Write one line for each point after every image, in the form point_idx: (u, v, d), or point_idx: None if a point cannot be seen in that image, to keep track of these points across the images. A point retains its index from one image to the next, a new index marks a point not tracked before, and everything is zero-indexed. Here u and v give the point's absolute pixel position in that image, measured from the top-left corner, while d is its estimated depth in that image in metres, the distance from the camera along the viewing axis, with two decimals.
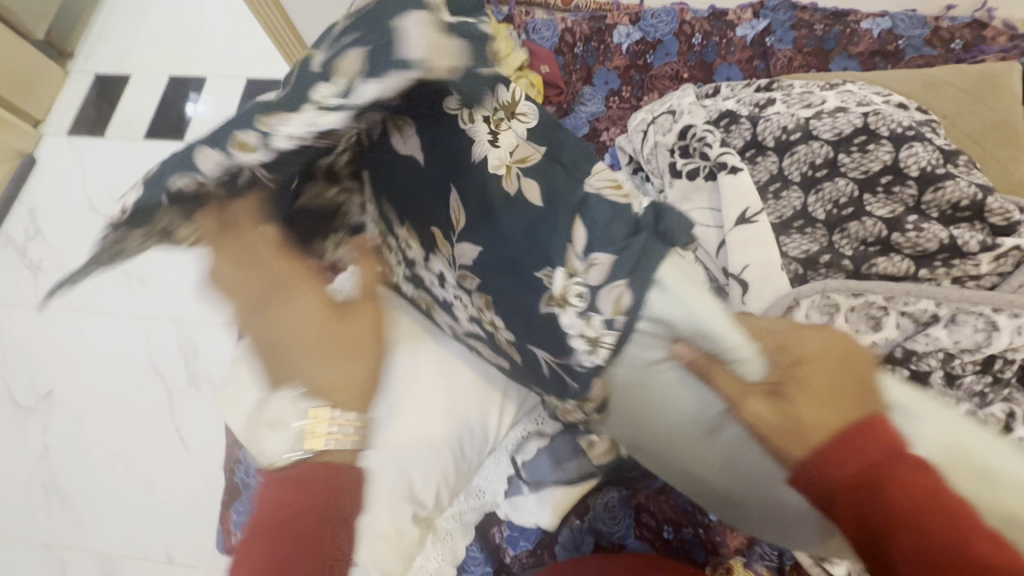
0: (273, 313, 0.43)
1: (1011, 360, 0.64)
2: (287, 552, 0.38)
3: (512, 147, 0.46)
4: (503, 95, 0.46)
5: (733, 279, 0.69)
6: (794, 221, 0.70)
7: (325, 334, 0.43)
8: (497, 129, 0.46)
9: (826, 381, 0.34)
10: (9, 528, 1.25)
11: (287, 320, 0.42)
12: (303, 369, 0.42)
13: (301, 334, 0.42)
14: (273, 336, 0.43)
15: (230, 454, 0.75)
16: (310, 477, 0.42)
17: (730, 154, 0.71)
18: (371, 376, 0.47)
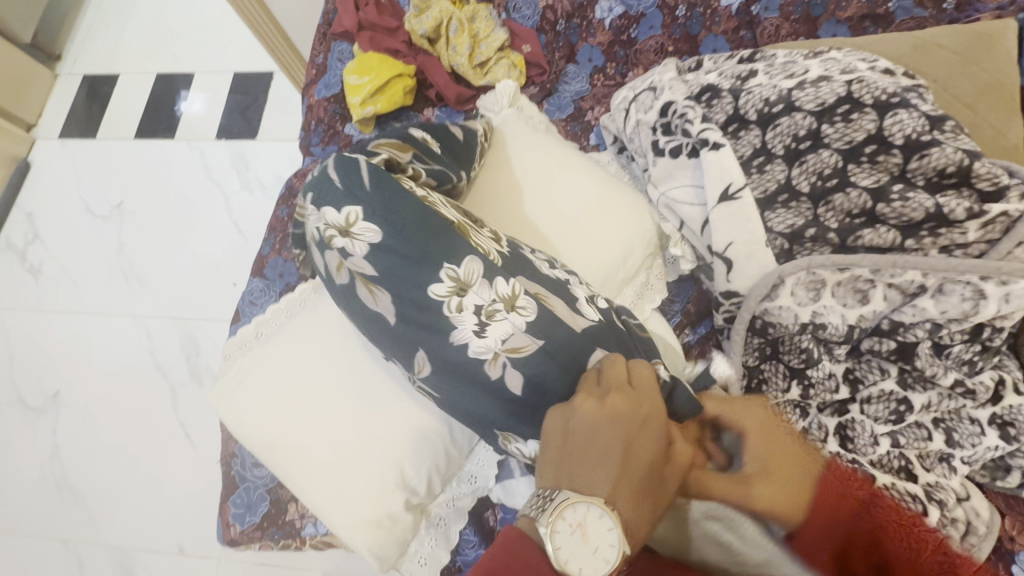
0: (631, 437, 0.44)
1: (1001, 327, 0.62)
2: None
3: (507, 337, 0.53)
4: (501, 287, 0.54)
5: (717, 257, 0.70)
6: (778, 195, 0.68)
7: (661, 466, 0.45)
8: (490, 320, 0.54)
9: (780, 443, 0.48)
10: (26, 526, 1.29)
11: (644, 451, 0.44)
12: (626, 493, 0.42)
13: (649, 468, 0.43)
14: (587, 449, 0.44)
15: (227, 448, 0.77)
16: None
17: (712, 130, 0.70)
18: (631, 483, 0.43)
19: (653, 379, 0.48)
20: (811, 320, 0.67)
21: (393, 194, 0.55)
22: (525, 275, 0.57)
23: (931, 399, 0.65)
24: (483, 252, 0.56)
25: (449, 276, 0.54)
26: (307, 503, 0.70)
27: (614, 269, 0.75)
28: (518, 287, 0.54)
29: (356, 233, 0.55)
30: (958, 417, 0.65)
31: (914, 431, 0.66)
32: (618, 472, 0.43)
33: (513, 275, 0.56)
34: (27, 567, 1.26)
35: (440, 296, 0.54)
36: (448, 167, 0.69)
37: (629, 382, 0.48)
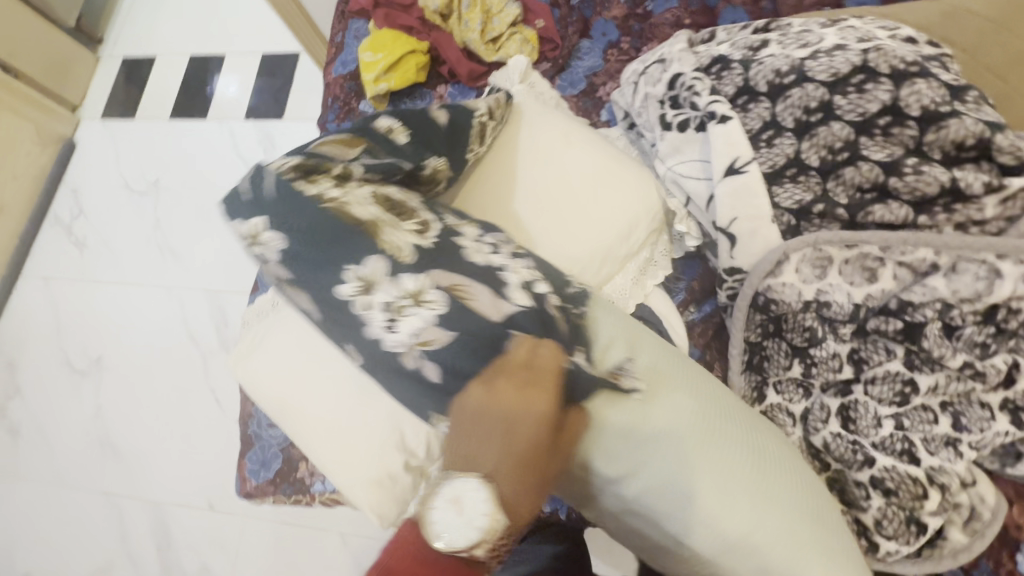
0: (514, 418, 0.42)
1: (1019, 309, 0.59)
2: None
3: (417, 330, 0.49)
4: (406, 282, 0.51)
5: (721, 233, 0.70)
6: (786, 169, 0.66)
7: (548, 448, 0.43)
8: (396, 316, 0.50)
9: None
10: (73, 481, 1.39)
11: (533, 434, 0.42)
12: (511, 471, 0.41)
13: (534, 451, 0.42)
14: (471, 429, 0.42)
15: (245, 409, 0.81)
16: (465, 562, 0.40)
17: (720, 102, 0.69)
18: (517, 462, 0.41)
19: (553, 359, 0.46)
20: (815, 297, 0.66)
21: (295, 201, 0.53)
22: (444, 271, 0.52)
23: (940, 380, 0.63)
24: (390, 249, 0.52)
25: (349, 276, 0.51)
26: (316, 462, 0.74)
27: (617, 244, 0.75)
28: (423, 280, 0.51)
29: (264, 248, 0.54)
30: (968, 401, 0.64)
31: (920, 414, 0.64)
32: (501, 451, 0.41)
33: (425, 269, 0.52)
34: (74, 517, 1.37)
35: (348, 296, 0.51)
36: (404, 158, 0.65)
37: (528, 364, 0.44)
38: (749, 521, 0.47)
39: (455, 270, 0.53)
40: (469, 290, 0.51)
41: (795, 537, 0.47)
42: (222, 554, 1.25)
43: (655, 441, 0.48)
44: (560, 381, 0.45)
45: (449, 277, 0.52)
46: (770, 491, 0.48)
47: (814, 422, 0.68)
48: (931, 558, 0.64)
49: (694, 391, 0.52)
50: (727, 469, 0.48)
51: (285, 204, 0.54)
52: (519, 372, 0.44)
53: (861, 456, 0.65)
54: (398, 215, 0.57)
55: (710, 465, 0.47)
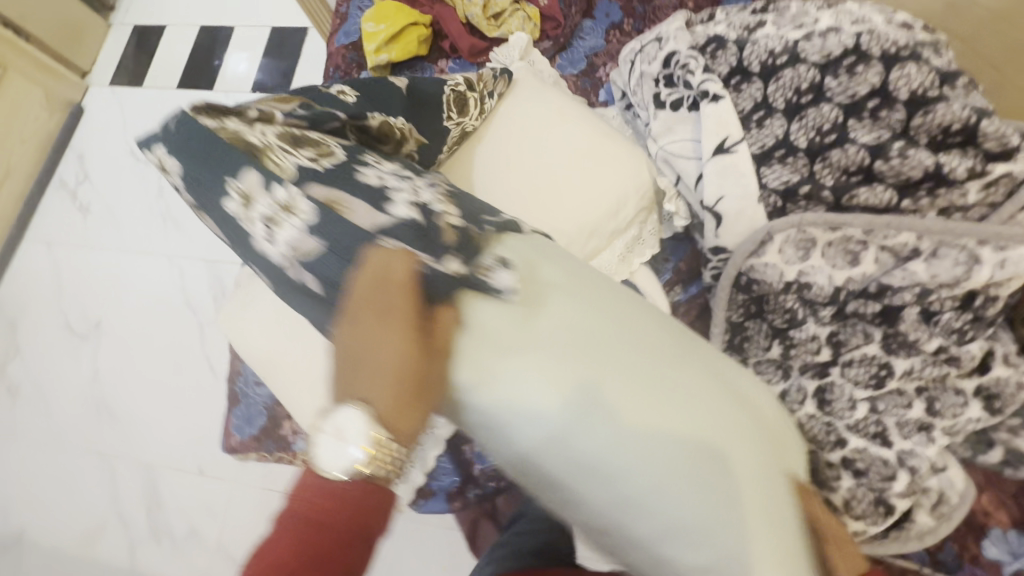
0: (373, 343, 0.37)
1: (996, 297, 0.60)
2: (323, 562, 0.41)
3: (292, 241, 0.44)
4: (277, 191, 0.44)
5: (707, 212, 0.70)
6: (775, 150, 0.67)
7: (428, 379, 0.38)
8: (273, 229, 0.45)
9: None
10: (68, 440, 1.42)
11: (390, 362, 0.36)
12: (384, 395, 0.36)
13: (396, 381, 0.36)
14: (343, 361, 0.38)
15: (234, 366, 0.83)
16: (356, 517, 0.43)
17: (712, 82, 0.69)
18: (394, 386, 0.36)
19: (405, 270, 0.40)
20: (796, 279, 0.67)
21: (183, 120, 0.49)
22: (326, 181, 0.47)
23: (914, 364, 0.63)
24: (268, 164, 0.46)
25: (234, 197, 0.46)
26: (299, 420, 0.76)
27: (603, 221, 0.76)
28: (295, 190, 0.44)
29: (174, 178, 0.51)
30: (944, 387, 0.64)
31: (895, 397, 0.65)
32: (367, 376, 0.36)
33: (302, 182, 0.46)
34: (67, 475, 1.40)
35: (234, 212, 0.47)
36: (346, 109, 0.61)
37: (382, 285, 0.39)
38: (637, 497, 0.37)
39: (341, 185, 0.47)
40: (349, 205, 0.45)
41: (708, 530, 0.36)
42: (210, 517, 1.27)
43: (529, 386, 0.38)
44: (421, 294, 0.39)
45: (327, 191, 0.45)
46: (683, 465, 0.37)
47: (790, 402, 0.68)
48: (897, 540, 0.64)
49: (603, 327, 0.41)
50: (620, 429, 0.37)
51: (175, 125, 0.49)
52: (374, 296, 0.38)
53: (834, 437, 0.65)
54: (302, 143, 0.52)
55: (598, 423, 0.37)
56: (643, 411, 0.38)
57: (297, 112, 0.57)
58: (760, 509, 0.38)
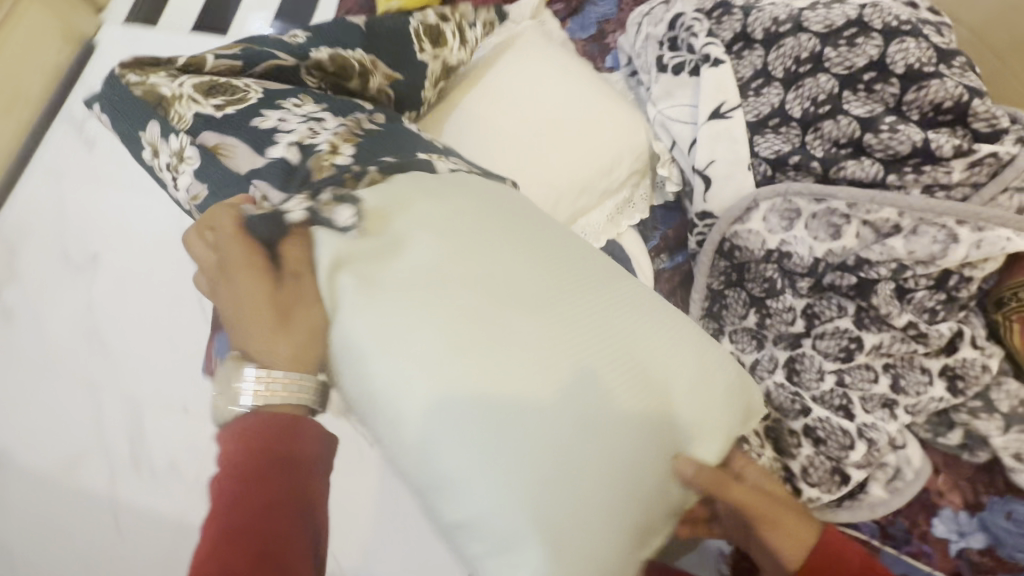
0: (246, 297, 0.45)
1: (970, 277, 0.61)
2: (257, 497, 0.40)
3: (188, 186, 0.58)
4: (173, 143, 0.59)
5: (697, 175, 0.71)
6: (769, 119, 0.67)
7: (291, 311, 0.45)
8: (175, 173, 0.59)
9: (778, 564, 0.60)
10: None
11: (257, 302, 0.45)
12: (260, 333, 0.45)
13: (259, 314, 0.45)
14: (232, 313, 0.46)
15: None
16: (271, 429, 0.43)
17: (714, 45, 0.70)
18: (270, 327, 0.44)
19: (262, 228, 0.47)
20: (777, 247, 0.68)
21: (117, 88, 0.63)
22: (223, 133, 0.57)
23: (884, 340, 0.65)
24: (173, 119, 0.60)
25: (163, 158, 0.60)
26: None
27: (596, 179, 0.77)
28: (182, 141, 0.58)
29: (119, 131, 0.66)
30: (910, 365, 0.65)
31: (862, 372, 0.66)
32: (245, 321, 0.45)
33: (194, 135, 0.58)
34: None
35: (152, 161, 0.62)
36: (285, 47, 0.65)
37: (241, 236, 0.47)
38: (449, 433, 0.41)
39: (239, 139, 0.57)
40: (232, 153, 0.57)
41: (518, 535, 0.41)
42: None
43: (377, 316, 0.44)
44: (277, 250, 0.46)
45: (212, 139, 0.57)
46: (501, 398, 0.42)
47: (761, 371, 0.69)
48: (850, 509, 0.66)
49: (472, 271, 0.46)
50: (455, 361, 0.42)
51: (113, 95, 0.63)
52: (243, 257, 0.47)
53: (799, 406, 0.66)
54: (216, 91, 0.61)
55: (429, 355, 0.42)
56: (483, 347, 0.43)
57: (232, 54, 0.63)
58: (573, 447, 0.42)
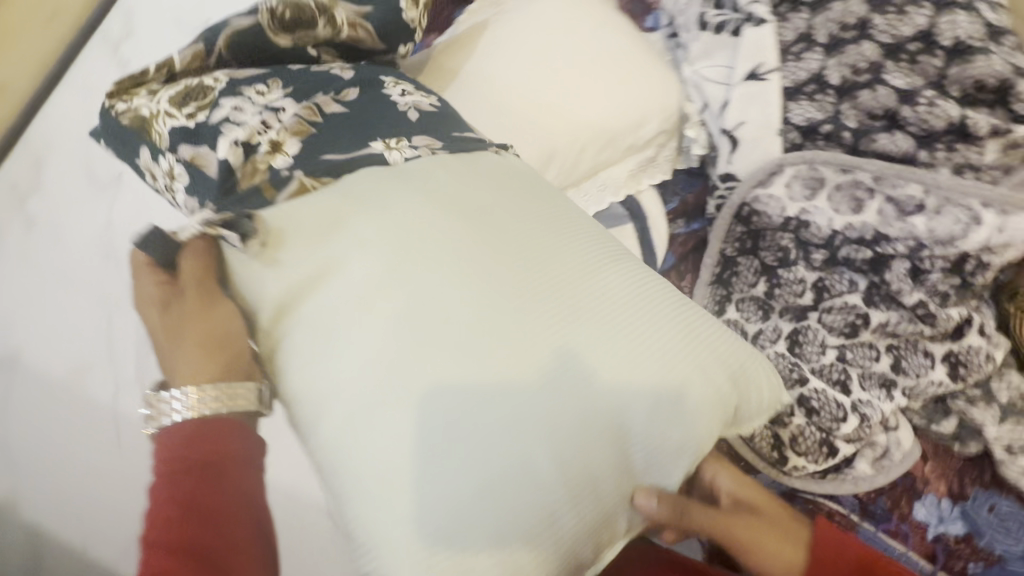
0: (173, 324, 0.50)
1: (987, 265, 0.60)
2: (193, 491, 0.44)
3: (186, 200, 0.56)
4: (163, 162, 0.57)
5: (725, 136, 0.71)
6: (806, 85, 0.66)
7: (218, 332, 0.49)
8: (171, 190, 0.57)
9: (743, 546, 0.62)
10: None
11: (184, 327, 0.49)
12: (191, 357, 0.48)
13: (191, 340, 0.49)
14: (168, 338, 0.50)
15: None
16: (196, 431, 0.46)
17: (759, 5, 0.70)
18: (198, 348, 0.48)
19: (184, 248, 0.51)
20: (797, 216, 0.68)
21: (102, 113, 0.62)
22: (190, 139, 0.55)
23: (891, 318, 0.64)
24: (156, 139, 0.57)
25: (142, 166, 0.60)
26: None
27: (623, 133, 0.77)
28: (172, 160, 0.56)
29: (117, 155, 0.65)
30: (914, 349, 0.65)
31: (864, 350, 0.66)
32: (176, 347, 0.49)
33: (174, 148, 0.56)
34: None
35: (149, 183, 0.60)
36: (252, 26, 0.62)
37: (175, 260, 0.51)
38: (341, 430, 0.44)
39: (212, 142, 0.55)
40: (208, 158, 0.54)
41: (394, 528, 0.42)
42: None
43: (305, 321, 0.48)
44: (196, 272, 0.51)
45: (192, 150, 0.55)
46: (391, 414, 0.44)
47: (762, 340, 0.69)
48: (833, 482, 0.67)
49: (385, 279, 0.48)
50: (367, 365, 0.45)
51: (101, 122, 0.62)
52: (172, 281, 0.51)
53: (797, 375, 0.66)
54: (190, 96, 0.58)
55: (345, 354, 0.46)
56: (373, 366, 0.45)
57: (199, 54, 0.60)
58: (495, 466, 0.43)
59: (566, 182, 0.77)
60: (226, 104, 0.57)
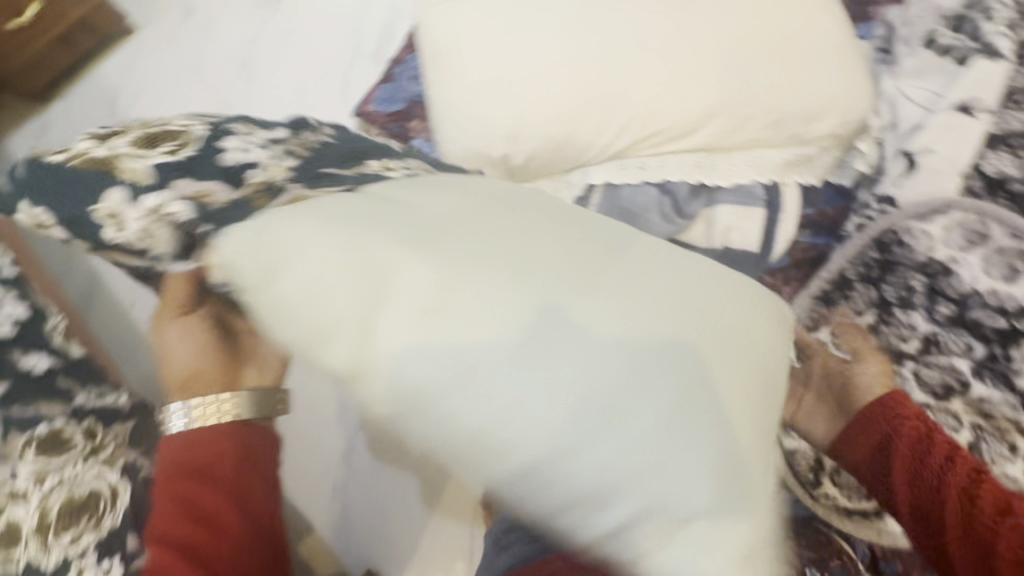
0: (186, 370, 0.54)
1: None
2: (196, 477, 0.51)
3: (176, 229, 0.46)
4: (148, 205, 0.47)
5: (905, 156, 0.72)
6: (1011, 138, 0.68)
7: (227, 366, 0.55)
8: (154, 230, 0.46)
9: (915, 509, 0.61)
10: (207, 75, 1.62)
11: (197, 355, 0.54)
12: (200, 391, 0.54)
13: (208, 372, 0.54)
14: (194, 379, 0.54)
15: (398, 54, 0.91)
16: (222, 441, 0.52)
17: (1001, 41, 0.73)
18: (208, 377, 0.54)
19: (177, 285, 0.50)
20: (942, 261, 0.65)
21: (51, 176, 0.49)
22: (187, 172, 0.48)
23: (994, 397, 0.60)
24: (130, 177, 0.48)
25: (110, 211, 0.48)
26: (433, 116, 0.82)
27: (795, 117, 0.75)
28: (166, 199, 0.47)
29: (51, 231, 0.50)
30: (1000, 435, 0.60)
31: (946, 415, 0.62)
32: (177, 386, 0.55)
33: (165, 184, 0.48)
34: (181, 97, 1.60)
35: (113, 238, 0.48)
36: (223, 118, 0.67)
37: (191, 330, 0.53)
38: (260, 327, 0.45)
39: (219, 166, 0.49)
40: (213, 194, 0.47)
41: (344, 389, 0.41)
42: None
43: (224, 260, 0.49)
44: (208, 327, 0.53)
45: (195, 186, 0.48)
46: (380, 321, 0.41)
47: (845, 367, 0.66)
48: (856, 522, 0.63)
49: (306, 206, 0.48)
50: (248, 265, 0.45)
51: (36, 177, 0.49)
52: (199, 323, 0.53)
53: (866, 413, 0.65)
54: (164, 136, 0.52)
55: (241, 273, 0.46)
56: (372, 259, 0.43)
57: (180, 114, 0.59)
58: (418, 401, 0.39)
59: (719, 142, 0.76)
60: (212, 136, 0.53)
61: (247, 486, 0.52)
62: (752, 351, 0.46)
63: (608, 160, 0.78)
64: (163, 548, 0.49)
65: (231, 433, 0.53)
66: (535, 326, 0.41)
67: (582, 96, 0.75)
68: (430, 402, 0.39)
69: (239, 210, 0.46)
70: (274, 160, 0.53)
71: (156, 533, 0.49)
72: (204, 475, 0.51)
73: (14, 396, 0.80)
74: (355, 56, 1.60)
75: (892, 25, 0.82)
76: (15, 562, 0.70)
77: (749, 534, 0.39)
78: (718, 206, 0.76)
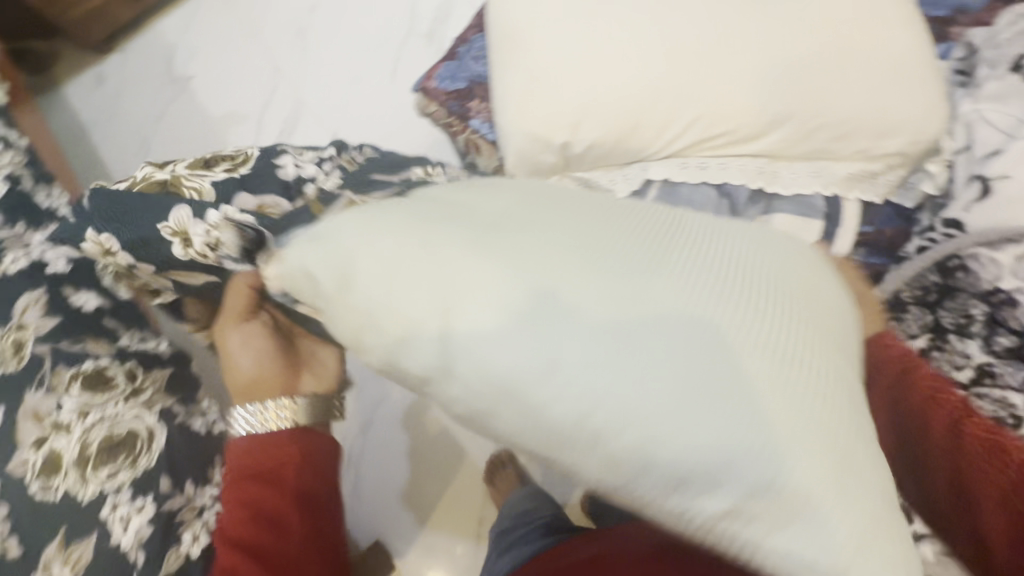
0: (237, 366, 0.63)
1: None
2: (261, 481, 0.60)
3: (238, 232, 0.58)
4: (208, 217, 0.59)
5: (980, 182, 0.69)
6: None
7: (278, 358, 0.64)
8: (216, 237, 0.59)
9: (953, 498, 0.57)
10: (263, 41, 1.64)
11: (252, 351, 0.63)
12: (258, 386, 0.63)
13: (264, 362, 0.63)
14: (251, 379, 0.63)
15: (465, 34, 0.92)
16: (281, 445, 0.61)
17: None
18: (265, 371, 0.63)
19: (244, 288, 0.60)
20: (1007, 292, 0.62)
21: (124, 200, 0.63)
22: (251, 193, 0.63)
23: None
24: (193, 194, 0.62)
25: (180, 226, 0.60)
26: (495, 98, 0.82)
27: (866, 131, 0.73)
28: (223, 212, 0.60)
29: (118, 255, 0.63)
30: None
31: None
32: (234, 386, 0.63)
33: (218, 202, 0.61)
34: (237, 60, 1.63)
35: (183, 254, 0.60)
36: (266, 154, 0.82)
37: (249, 328, 0.63)
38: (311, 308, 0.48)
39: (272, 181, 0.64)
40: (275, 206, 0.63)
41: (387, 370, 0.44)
42: None
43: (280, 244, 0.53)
44: (261, 321, 0.64)
45: (256, 200, 0.63)
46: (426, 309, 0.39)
47: None
48: None
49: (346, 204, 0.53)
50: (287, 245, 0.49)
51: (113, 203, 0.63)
52: (258, 318, 0.63)
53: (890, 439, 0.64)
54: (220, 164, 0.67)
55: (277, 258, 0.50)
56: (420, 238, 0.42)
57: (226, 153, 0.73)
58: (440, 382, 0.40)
59: (785, 150, 0.75)
60: (262, 162, 0.68)
61: (303, 486, 0.61)
62: (786, 339, 0.41)
63: (667, 157, 0.78)
64: (235, 547, 0.58)
65: (294, 433, 0.62)
66: (524, 307, 0.38)
67: (650, 88, 0.74)
68: (498, 392, 0.38)
69: (300, 213, 0.59)
70: (329, 176, 0.68)
71: (228, 530, 0.59)
72: (268, 478, 0.60)
73: (63, 330, 0.84)
74: (411, 36, 1.61)
75: (977, 48, 0.79)
76: (54, 489, 0.73)
77: (844, 524, 0.36)
78: (775, 215, 0.74)
